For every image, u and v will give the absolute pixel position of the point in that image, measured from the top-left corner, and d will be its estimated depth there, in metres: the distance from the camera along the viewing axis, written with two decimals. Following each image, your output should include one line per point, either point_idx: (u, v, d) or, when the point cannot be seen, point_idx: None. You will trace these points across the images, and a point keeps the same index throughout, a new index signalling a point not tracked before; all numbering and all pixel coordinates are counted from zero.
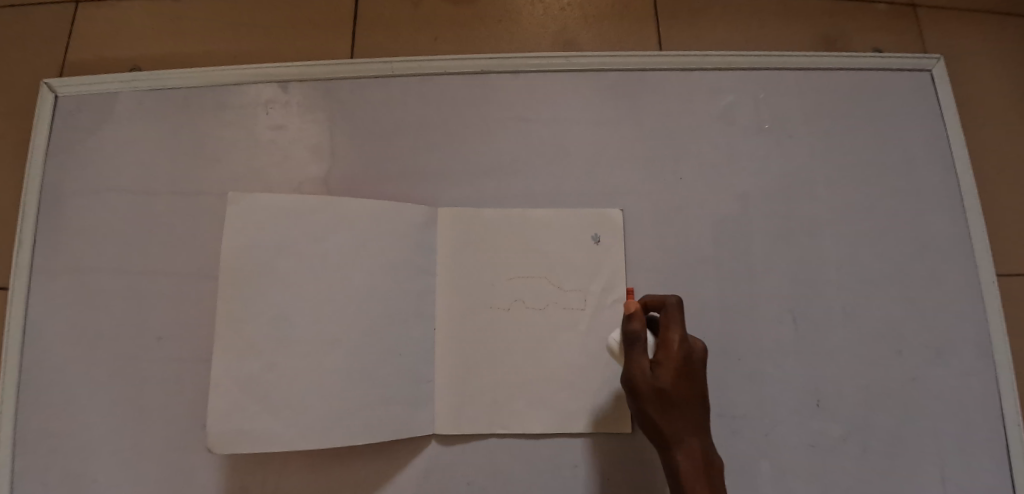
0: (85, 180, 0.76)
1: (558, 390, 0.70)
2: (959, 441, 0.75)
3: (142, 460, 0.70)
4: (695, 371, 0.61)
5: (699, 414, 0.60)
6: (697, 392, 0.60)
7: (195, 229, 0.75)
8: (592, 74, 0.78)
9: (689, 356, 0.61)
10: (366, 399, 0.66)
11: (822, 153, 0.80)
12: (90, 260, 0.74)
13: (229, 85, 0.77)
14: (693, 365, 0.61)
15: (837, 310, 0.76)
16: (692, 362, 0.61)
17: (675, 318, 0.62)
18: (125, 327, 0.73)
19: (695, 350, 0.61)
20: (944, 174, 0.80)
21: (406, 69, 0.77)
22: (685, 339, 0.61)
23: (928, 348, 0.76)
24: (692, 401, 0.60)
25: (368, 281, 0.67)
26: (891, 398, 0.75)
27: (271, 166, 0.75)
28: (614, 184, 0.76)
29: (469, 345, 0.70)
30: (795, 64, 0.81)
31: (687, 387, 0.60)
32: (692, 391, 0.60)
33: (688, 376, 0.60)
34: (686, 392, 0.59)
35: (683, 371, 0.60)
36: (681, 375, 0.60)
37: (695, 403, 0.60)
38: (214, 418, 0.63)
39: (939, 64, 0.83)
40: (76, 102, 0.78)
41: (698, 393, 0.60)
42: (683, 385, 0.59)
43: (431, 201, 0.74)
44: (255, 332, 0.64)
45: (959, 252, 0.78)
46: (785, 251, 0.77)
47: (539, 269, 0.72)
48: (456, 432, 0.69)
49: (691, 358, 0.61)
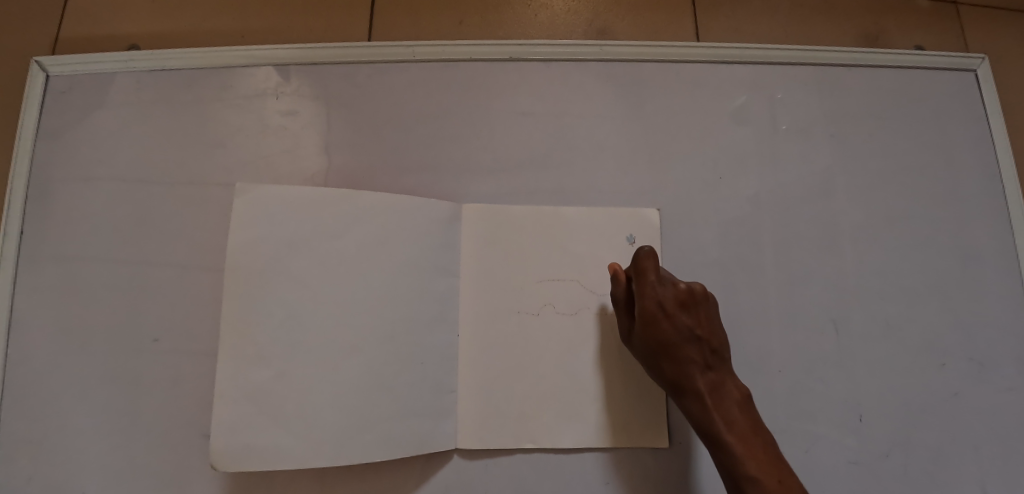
0: (78, 166, 0.70)
1: (590, 402, 0.65)
2: (1006, 462, 0.70)
3: (135, 469, 0.65)
4: (676, 313, 0.60)
5: (696, 353, 0.60)
6: (686, 332, 0.60)
7: (196, 221, 0.69)
8: (626, 66, 0.74)
9: (666, 300, 0.61)
10: (384, 410, 0.61)
11: (866, 154, 0.75)
12: (81, 253, 0.68)
13: (236, 66, 0.72)
14: (673, 307, 0.60)
15: (880, 320, 0.72)
16: (671, 305, 0.60)
17: (647, 266, 0.61)
18: (118, 326, 0.67)
19: (672, 291, 0.61)
20: (991, 178, 0.76)
21: (428, 53, 0.72)
22: (660, 284, 0.61)
23: (974, 362, 0.72)
24: (682, 342, 0.60)
25: (386, 282, 0.62)
26: (938, 414, 0.70)
27: (281, 155, 0.70)
28: (647, 183, 0.71)
29: (495, 352, 0.65)
30: (842, 60, 0.76)
31: (671, 330, 0.60)
32: (677, 332, 0.60)
33: (672, 321, 0.60)
34: (671, 336, 0.60)
35: (658, 317, 0.60)
36: (662, 322, 0.60)
37: (686, 343, 0.60)
38: (219, 431, 0.58)
39: (984, 64, 0.78)
40: (68, 81, 0.72)
41: (688, 332, 0.60)
42: (666, 330, 0.60)
43: (452, 197, 0.69)
44: (261, 335, 0.59)
45: (1007, 261, 0.74)
46: (826, 257, 0.72)
47: (571, 271, 0.67)
48: (481, 446, 0.64)
49: (668, 301, 0.61)
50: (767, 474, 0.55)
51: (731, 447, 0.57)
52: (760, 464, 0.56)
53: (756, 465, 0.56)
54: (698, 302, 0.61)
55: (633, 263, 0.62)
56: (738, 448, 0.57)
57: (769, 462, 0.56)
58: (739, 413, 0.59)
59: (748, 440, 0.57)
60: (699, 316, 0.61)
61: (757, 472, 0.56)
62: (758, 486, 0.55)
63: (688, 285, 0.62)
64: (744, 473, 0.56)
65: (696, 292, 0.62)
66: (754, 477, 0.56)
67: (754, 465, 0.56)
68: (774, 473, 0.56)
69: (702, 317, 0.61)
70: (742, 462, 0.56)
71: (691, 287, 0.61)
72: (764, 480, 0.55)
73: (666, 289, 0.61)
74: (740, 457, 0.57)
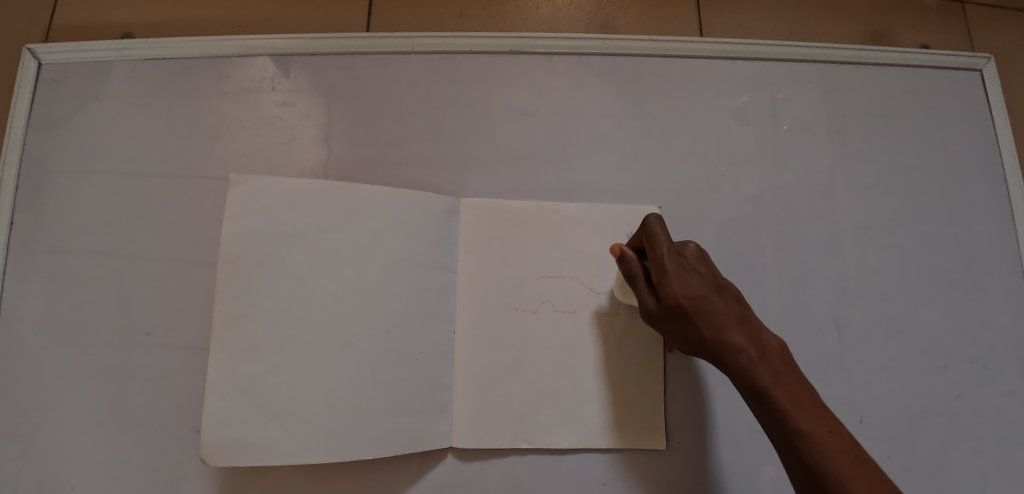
0: (71, 156, 0.69)
1: (588, 401, 0.64)
2: (1007, 466, 0.69)
3: (127, 465, 0.64)
4: (696, 270, 0.58)
5: (725, 307, 0.57)
6: (710, 289, 0.57)
7: (191, 212, 0.68)
8: (629, 60, 0.72)
9: (682, 260, 0.58)
10: (380, 406, 0.60)
11: (870, 153, 0.74)
12: (74, 244, 0.67)
13: (233, 56, 0.71)
14: (690, 266, 0.58)
15: (883, 321, 0.71)
16: (688, 265, 0.58)
17: (657, 231, 0.58)
18: (110, 319, 0.66)
19: (685, 252, 0.58)
20: (995, 178, 0.75)
21: (427, 45, 0.70)
22: (672, 245, 0.59)
23: (975, 363, 0.71)
24: (709, 299, 0.57)
25: (383, 276, 0.61)
26: (938, 416, 0.70)
27: (277, 147, 0.69)
28: (649, 180, 0.70)
29: (492, 350, 0.64)
30: (847, 57, 0.76)
31: (695, 288, 0.57)
32: (701, 289, 0.57)
33: (694, 278, 0.57)
34: (696, 295, 0.57)
35: (680, 278, 0.57)
36: (686, 281, 0.57)
37: (713, 300, 0.57)
38: (210, 427, 0.57)
39: (989, 64, 0.77)
40: (61, 69, 0.70)
41: (712, 289, 0.57)
42: (689, 289, 0.57)
43: (451, 192, 0.68)
44: (255, 330, 0.58)
45: (1010, 262, 0.73)
46: (829, 257, 0.72)
47: (571, 269, 0.66)
48: (477, 446, 0.62)
49: (684, 261, 0.58)
50: (817, 425, 0.52)
51: (777, 400, 0.53)
52: (808, 416, 0.52)
53: (806, 418, 0.53)
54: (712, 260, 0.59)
55: (641, 230, 0.60)
56: (786, 401, 0.53)
57: (816, 412, 0.53)
58: (781, 365, 0.55)
59: (794, 393, 0.54)
60: (718, 274, 0.59)
61: (809, 425, 0.52)
62: (810, 439, 0.52)
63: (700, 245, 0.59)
64: (796, 427, 0.52)
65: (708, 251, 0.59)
66: (807, 430, 0.52)
67: (803, 416, 0.53)
68: (825, 423, 0.52)
69: (721, 274, 0.59)
70: (790, 415, 0.53)
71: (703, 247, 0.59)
72: (816, 432, 0.52)
73: (679, 250, 0.59)
74: (788, 410, 0.53)
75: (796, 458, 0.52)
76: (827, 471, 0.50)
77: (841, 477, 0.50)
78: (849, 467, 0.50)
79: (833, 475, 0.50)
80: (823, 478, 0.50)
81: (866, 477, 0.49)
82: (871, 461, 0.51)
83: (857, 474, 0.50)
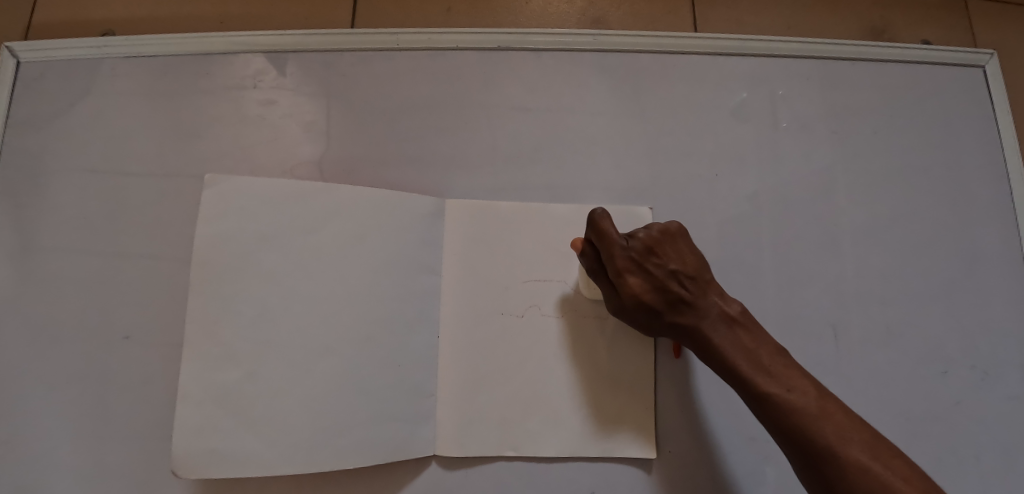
0: (49, 156, 0.67)
1: (575, 408, 0.62)
2: (1009, 475, 0.67)
3: (105, 472, 0.62)
4: (649, 261, 0.57)
5: (682, 290, 0.57)
6: (664, 273, 0.57)
7: (170, 212, 0.66)
8: (621, 57, 0.71)
9: (635, 253, 0.56)
10: (361, 414, 0.58)
11: (868, 152, 0.72)
12: (53, 247, 0.66)
13: (214, 54, 0.69)
14: (641, 256, 0.56)
15: (881, 325, 0.69)
16: (639, 255, 0.56)
17: (605, 226, 0.56)
18: (88, 322, 0.64)
19: (635, 240, 0.57)
20: (997, 179, 0.73)
21: (413, 41, 0.69)
22: (622, 236, 0.57)
23: (976, 369, 0.69)
24: (663, 284, 0.56)
25: (366, 280, 0.60)
26: (938, 423, 0.68)
27: (260, 146, 0.67)
28: (641, 180, 0.68)
29: (478, 356, 0.62)
30: (846, 53, 0.73)
31: (648, 277, 0.56)
32: (657, 279, 0.56)
33: (648, 270, 0.56)
34: (651, 284, 0.57)
35: (635, 273, 0.56)
36: (641, 275, 0.56)
37: (668, 284, 0.56)
38: (184, 435, 0.55)
39: (993, 61, 0.75)
40: (40, 68, 0.69)
41: (665, 273, 0.57)
42: (643, 279, 0.56)
43: (437, 193, 0.66)
44: (232, 336, 0.56)
45: (1011, 265, 0.71)
46: (826, 259, 0.70)
47: (559, 272, 0.64)
48: (460, 453, 0.61)
49: (634, 251, 0.56)
50: (778, 386, 0.53)
51: (741, 370, 0.54)
52: (770, 378, 0.53)
53: (769, 381, 0.53)
54: (664, 240, 0.58)
55: (589, 225, 0.57)
56: (748, 368, 0.54)
57: (778, 373, 0.54)
58: (741, 334, 0.56)
59: (755, 358, 0.55)
60: (671, 253, 0.57)
61: (772, 387, 0.53)
62: (775, 402, 0.52)
63: (647, 228, 0.58)
64: (760, 391, 0.53)
65: (657, 232, 0.58)
66: (770, 393, 0.53)
67: (766, 379, 0.54)
68: (786, 383, 0.53)
69: (674, 252, 0.57)
70: (753, 380, 0.54)
71: (651, 230, 0.57)
72: (780, 393, 0.53)
73: (629, 239, 0.57)
74: (750, 376, 0.54)
75: (766, 421, 0.53)
76: (797, 429, 0.51)
77: (809, 433, 0.51)
78: (816, 422, 0.51)
79: (801, 431, 0.51)
80: (794, 437, 0.51)
81: (831, 429, 0.50)
82: (835, 411, 0.51)
83: (823, 428, 0.51)
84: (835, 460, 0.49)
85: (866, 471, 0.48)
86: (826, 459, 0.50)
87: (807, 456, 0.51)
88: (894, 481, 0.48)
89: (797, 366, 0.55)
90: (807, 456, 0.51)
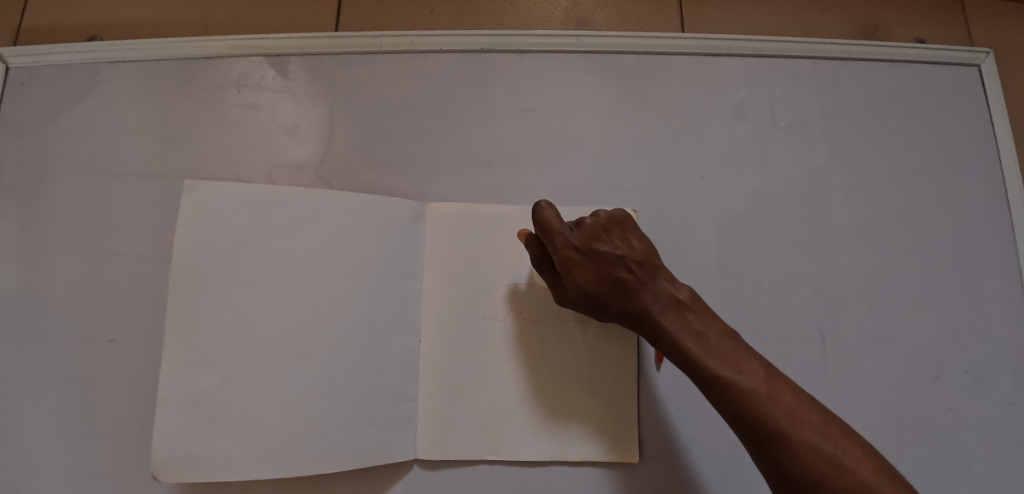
0: (37, 159, 0.67)
1: (556, 412, 0.62)
2: (999, 481, 0.66)
3: (91, 474, 0.63)
4: (595, 247, 0.56)
5: (629, 275, 0.56)
6: (611, 260, 0.56)
7: (156, 215, 0.67)
8: (605, 58, 0.70)
9: (579, 241, 0.56)
10: (340, 418, 0.58)
11: (858, 153, 0.71)
12: (40, 251, 0.66)
13: (198, 57, 0.69)
14: (587, 244, 0.56)
15: (870, 330, 0.68)
16: (583, 244, 0.55)
17: (548, 218, 0.55)
18: (74, 325, 0.65)
19: (580, 229, 0.56)
20: (991, 180, 0.71)
21: (396, 44, 0.68)
22: (567, 225, 0.56)
23: (967, 374, 0.68)
24: (612, 271, 0.56)
25: (344, 285, 0.60)
26: (927, 428, 0.67)
27: (243, 150, 0.67)
28: (624, 182, 0.68)
29: (457, 361, 0.62)
30: (835, 53, 0.72)
31: (596, 265, 0.55)
32: (603, 266, 0.56)
33: (594, 256, 0.56)
34: (598, 272, 0.56)
35: (580, 261, 0.55)
36: (587, 262, 0.55)
37: (615, 270, 0.56)
38: (161, 439, 0.56)
39: (988, 59, 0.74)
40: (29, 72, 0.69)
41: (612, 260, 0.56)
42: (590, 267, 0.55)
43: (418, 196, 0.66)
44: (211, 341, 0.57)
45: (1004, 268, 0.70)
46: (813, 262, 0.69)
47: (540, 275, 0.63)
48: (440, 458, 0.61)
49: (579, 240, 0.56)
50: (727, 368, 0.52)
51: (690, 353, 0.54)
52: (720, 360, 0.53)
53: (718, 363, 0.53)
54: (611, 228, 0.57)
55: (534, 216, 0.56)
56: (698, 351, 0.54)
57: (727, 354, 0.53)
58: (690, 317, 0.55)
59: (704, 341, 0.54)
60: (617, 241, 0.57)
61: (722, 370, 0.52)
62: (724, 385, 0.52)
63: (594, 215, 0.57)
64: (711, 374, 0.52)
65: (604, 219, 0.57)
66: (720, 375, 0.52)
67: (715, 362, 0.53)
68: (735, 365, 0.52)
69: (621, 240, 0.57)
70: (704, 364, 0.53)
71: (598, 217, 0.57)
72: (729, 376, 0.52)
73: (574, 228, 0.56)
74: (700, 360, 0.53)
75: (717, 405, 0.52)
76: (745, 412, 0.50)
77: (758, 417, 0.50)
78: (764, 405, 0.50)
79: (749, 414, 0.50)
80: (744, 420, 0.51)
81: (780, 411, 0.50)
82: (784, 392, 0.51)
83: (772, 410, 0.50)
84: (785, 442, 0.49)
85: (817, 452, 0.48)
86: (776, 441, 0.49)
87: (760, 439, 0.50)
88: (844, 460, 0.47)
89: (748, 348, 0.54)
90: (758, 439, 0.50)
